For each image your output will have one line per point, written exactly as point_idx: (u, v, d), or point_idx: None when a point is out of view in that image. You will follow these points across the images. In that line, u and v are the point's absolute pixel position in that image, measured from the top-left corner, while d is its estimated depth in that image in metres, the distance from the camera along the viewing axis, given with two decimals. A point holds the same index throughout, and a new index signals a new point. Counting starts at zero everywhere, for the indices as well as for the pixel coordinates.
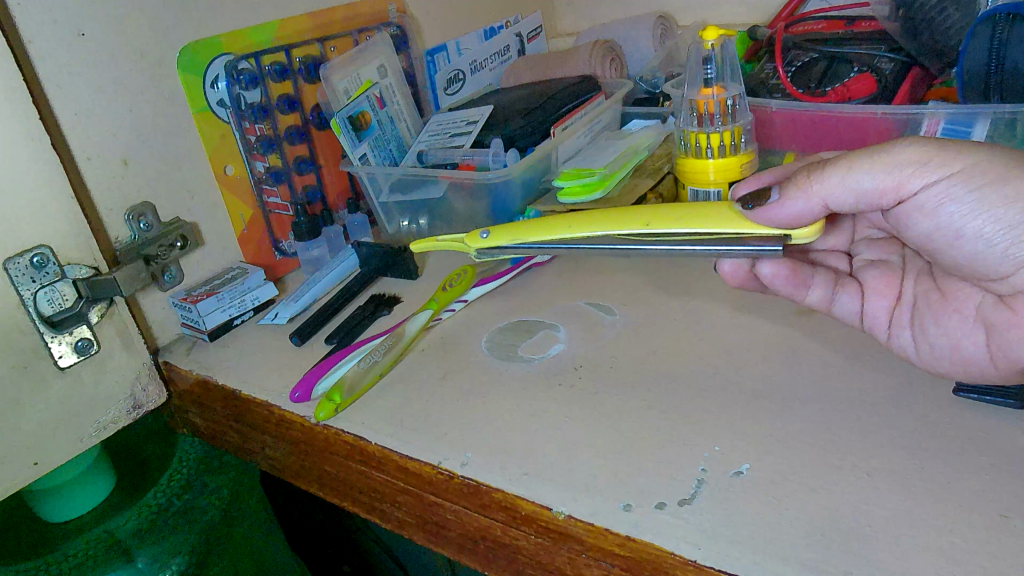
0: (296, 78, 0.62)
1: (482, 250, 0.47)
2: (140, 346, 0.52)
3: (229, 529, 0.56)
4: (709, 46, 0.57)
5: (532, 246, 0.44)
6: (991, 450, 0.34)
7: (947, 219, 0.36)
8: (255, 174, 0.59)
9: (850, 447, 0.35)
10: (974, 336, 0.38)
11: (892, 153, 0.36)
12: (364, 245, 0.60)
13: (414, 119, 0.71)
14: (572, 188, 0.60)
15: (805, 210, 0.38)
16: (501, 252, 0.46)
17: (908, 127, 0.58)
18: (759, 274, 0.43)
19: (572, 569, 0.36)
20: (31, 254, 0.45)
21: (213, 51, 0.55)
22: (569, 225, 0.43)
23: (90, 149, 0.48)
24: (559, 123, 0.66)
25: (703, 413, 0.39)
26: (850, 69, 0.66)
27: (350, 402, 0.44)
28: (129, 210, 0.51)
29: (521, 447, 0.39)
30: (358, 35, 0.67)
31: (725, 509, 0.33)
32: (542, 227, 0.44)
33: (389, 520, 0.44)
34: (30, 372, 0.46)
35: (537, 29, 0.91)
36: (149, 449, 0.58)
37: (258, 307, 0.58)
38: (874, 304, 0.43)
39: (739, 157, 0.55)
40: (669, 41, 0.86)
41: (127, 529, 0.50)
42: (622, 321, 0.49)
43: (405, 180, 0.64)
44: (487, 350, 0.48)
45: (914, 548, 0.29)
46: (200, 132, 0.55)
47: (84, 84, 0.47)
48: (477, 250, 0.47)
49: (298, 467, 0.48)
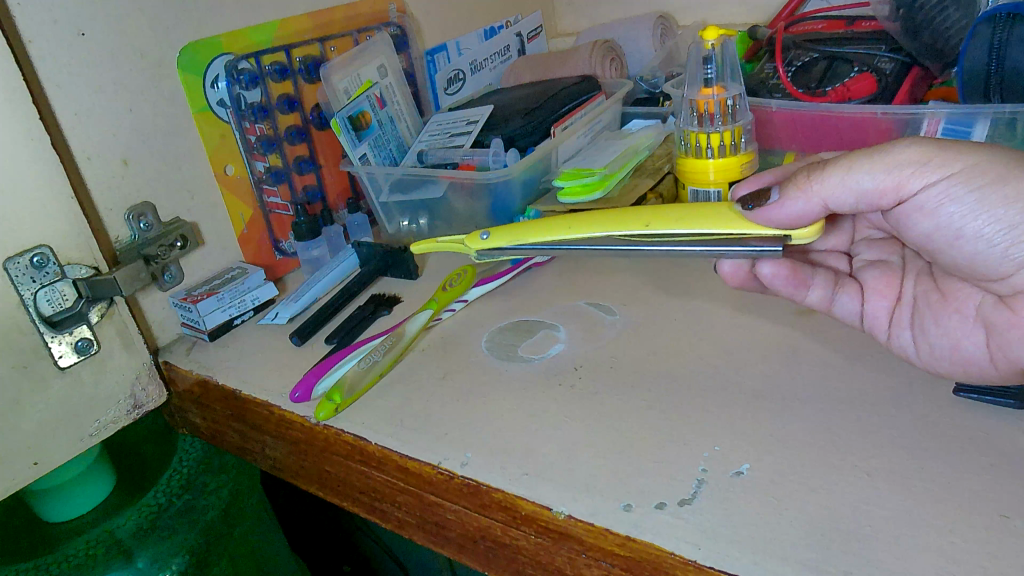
0: (296, 77, 0.62)
1: (482, 251, 0.47)
2: (141, 346, 0.52)
3: (229, 530, 0.56)
4: (709, 46, 0.57)
5: (531, 246, 0.44)
6: (991, 450, 0.34)
7: (947, 219, 0.36)
8: (254, 173, 0.59)
9: (851, 447, 0.35)
10: (974, 336, 0.38)
11: (892, 154, 0.36)
12: (364, 245, 0.61)
13: (414, 119, 0.71)
14: (572, 189, 0.60)
15: (806, 210, 0.38)
16: (501, 253, 0.46)
17: (908, 127, 0.58)
18: (758, 274, 0.43)
19: (572, 569, 0.36)
20: (31, 254, 0.45)
21: (213, 50, 0.55)
22: (570, 225, 0.43)
23: (90, 149, 0.48)
24: (559, 123, 0.66)
25: (703, 413, 0.39)
26: (850, 68, 0.66)
27: (350, 401, 0.44)
28: (129, 210, 0.51)
29: (522, 447, 0.39)
30: (358, 35, 0.67)
31: (725, 509, 0.33)
32: (542, 227, 0.44)
33: (389, 520, 0.44)
34: (30, 372, 0.46)
35: (537, 28, 0.91)
36: (147, 448, 0.58)
37: (258, 306, 0.58)
38: (874, 305, 0.43)
39: (739, 157, 0.56)
40: (669, 41, 0.86)
41: (126, 529, 0.51)
42: (622, 321, 0.49)
43: (405, 180, 0.64)
44: (487, 349, 0.48)
45: (915, 548, 0.29)
46: (200, 131, 0.55)
47: (83, 84, 0.47)
48: (477, 250, 0.47)
49: (299, 467, 0.48)
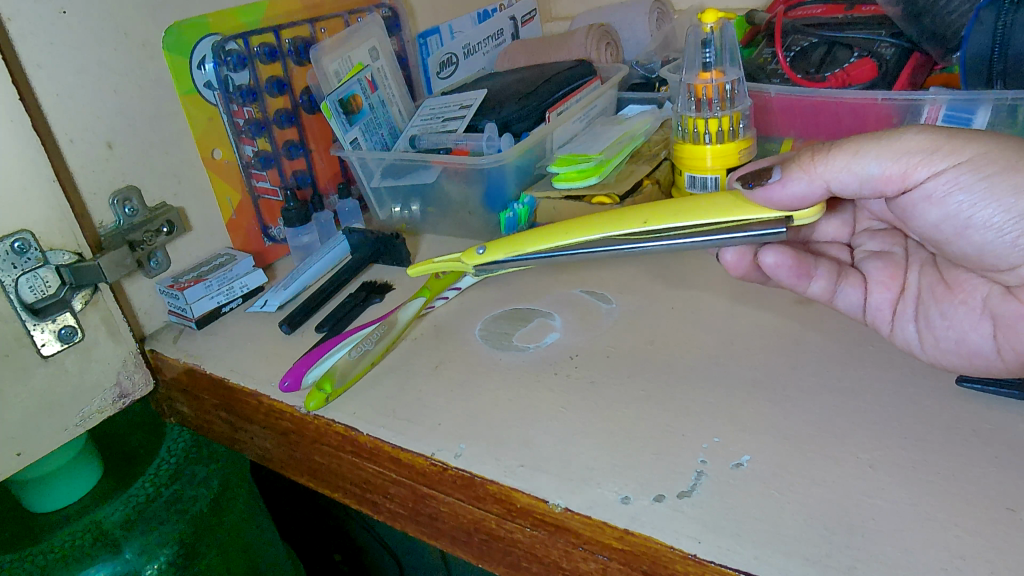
0: (285, 60, 0.60)
1: (478, 265, 0.47)
2: (127, 334, 0.51)
3: (218, 521, 0.55)
4: (709, 28, 0.57)
5: (528, 256, 0.44)
6: (996, 442, 0.33)
7: (956, 208, 0.35)
8: (243, 158, 0.58)
9: (852, 438, 0.35)
10: (980, 328, 0.37)
11: (900, 140, 0.35)
12: (355, 232, 0.59)
13: (405, 104, 0.69)
14: (567, 174, 0.59)
15: (808, 192, 0.37)
16: (499, 266, 0.46)
17: (908, 114, 0.57)
18: (762, 264, 0.42)
19: (568, 562, 0.35)
20: (11, 239, 0.44)
21: (200, 31, 0.54)
22: (572, 224, 0.43)
23: (73, 132, 0.47)
24: (554, 108, 0.65)
25: (703, 404, 0.38)
26: (849, 54, 0.65)
27: (341, 391, 0.43)
28: (114, 194, 0.50)
29: (517, 438, 0.38)
30: (349, 17, 0.66)
31: (725, 501, 0.32)
32: (539, 232, 0.44)
33: (380, 511, 0.43)
34: (12, 361, 0.45)
35: (532, 12, 0.90)
36: (136, 439, 0.57)
37: (246, 294, 0.57)
38: (878, 296, 0.43)
39: (737, 143, 0.55)
40: (665, 25, 0.85)
41: (113, 520, 0.50)
42: (618, 310, 0.48)
43: (396, 165, 0.63)
44: (480, 338, 0.47)
45: (918, 543, 0.29)
46: (187, 114, 0.54)
47: (65, 63, 0.46)
48: (475, 266, 0.47)
49: (288, 458, 0.47)
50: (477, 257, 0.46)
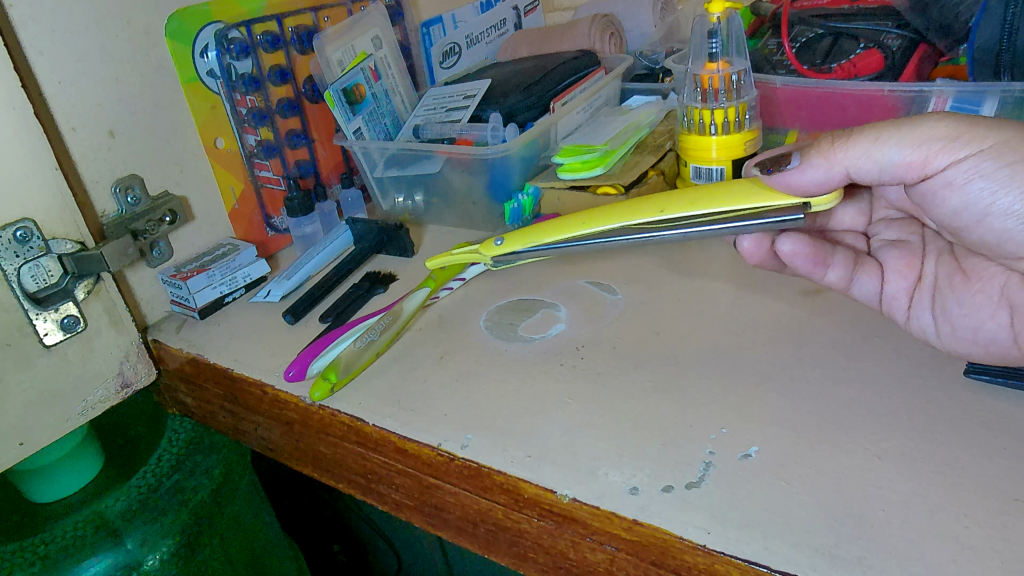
0: (289, 48, 0.60)
1: (496, 256, 0.47)
2: (128, 324, 0.51)
3: (217, 509, 0.54)
4: (715, 18, 0.55)
5: (541, 245, 0.44)
6: (1004, 433, 0.33)
7: (976, 195, 0.35)
8: (245, 147, 0.58)
9: (859, 429, 0.35)
10: (998, 316, 0.37)
11: (921, 127, 0.35)
12: (359, 222, 0.60)
13: (408, 93, 0.69)
14: (572, 164, 0.59)
15: (826, 178, 0.37)
16: (516, 257, 0.46)
17: (914, 105, 0.56)
18: (778, 252, 0.42)
19: (575, 552, 0.35)
20: (14, 228, 0.43)
21: (201, 19, 0.53)
22: (588, 216, 0.42)
23: (75, 120, 0.46)
24: (559, 98, 0.65)
25: (708, 395, 0.38)
26: (855, 45, 0.65)
27: (346, 381, 0.43)
28: (117, 183, 0.49)
29: (523, 430, 0.38)
30: (352, 6, 0.65)
31: (733, 490, 0.32)
32: (555, 222, 0.44)
33: (386, 502, 0.43)
34: (14, 350, 0.44)
35: (534, 2, 0.89)
36: (138, 428, 0.57)
37: (248, 285, 0.57)
38: (893, 285, 0.42)
39: (743, 134, 0.55)
40: (670, 15, 0.85)
41: (116, 510, 0.50)
42: (624, 301, 0.48)
43: (401, 155, 0.63)
44: (485, 329, 0.47)
45: (927, 534, 0.29)
46: (188, 102, 0.53)
47: (67, 51, 0.45)
48: (493, 258, 0.47)
49: (292, 449, 0.47)
50: (495, 248, 0.46)
